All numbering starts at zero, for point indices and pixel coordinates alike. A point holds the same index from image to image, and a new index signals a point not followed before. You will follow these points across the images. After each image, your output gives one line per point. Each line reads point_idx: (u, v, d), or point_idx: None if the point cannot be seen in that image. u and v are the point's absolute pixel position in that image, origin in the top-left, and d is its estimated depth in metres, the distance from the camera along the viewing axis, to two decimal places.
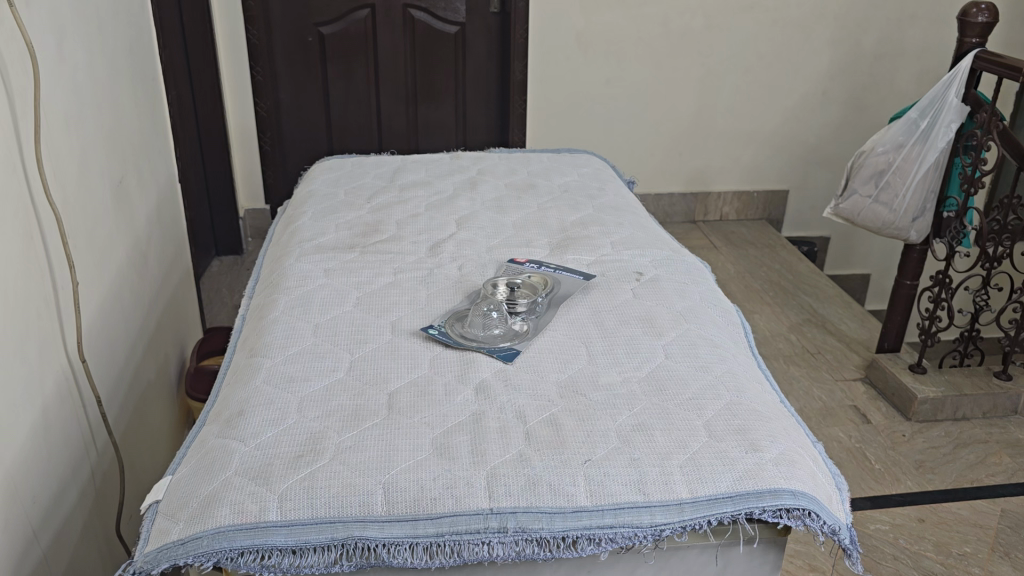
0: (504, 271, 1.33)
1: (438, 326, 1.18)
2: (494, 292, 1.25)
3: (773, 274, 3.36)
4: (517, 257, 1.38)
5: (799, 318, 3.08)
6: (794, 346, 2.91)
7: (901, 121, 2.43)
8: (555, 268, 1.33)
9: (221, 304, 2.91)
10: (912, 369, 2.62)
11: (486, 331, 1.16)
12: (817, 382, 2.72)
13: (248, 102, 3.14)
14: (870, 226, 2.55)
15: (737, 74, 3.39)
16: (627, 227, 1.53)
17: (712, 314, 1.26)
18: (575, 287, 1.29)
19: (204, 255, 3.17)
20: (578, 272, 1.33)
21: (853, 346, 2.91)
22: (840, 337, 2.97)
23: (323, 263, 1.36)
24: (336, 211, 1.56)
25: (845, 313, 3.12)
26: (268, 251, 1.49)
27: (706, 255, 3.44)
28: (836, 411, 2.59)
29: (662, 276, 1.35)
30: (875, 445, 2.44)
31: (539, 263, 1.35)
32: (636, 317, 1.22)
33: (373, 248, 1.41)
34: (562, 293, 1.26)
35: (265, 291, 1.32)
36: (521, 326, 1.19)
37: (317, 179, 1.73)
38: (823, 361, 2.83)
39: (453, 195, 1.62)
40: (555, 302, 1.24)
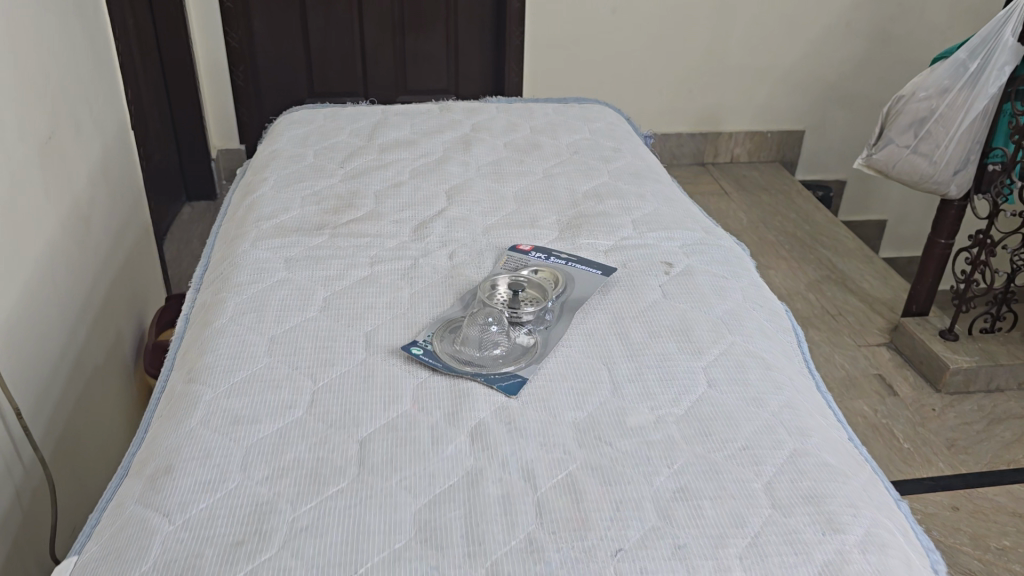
0: (505, 262, 1.09)
1: (423, 342, 0.94)
2: (492, 295, 1.01)
3: (788, 224, 3.12)
4: (520, 243, 1.14)
5: (817, 274, 2.85)
6: (813, 307, 2.68)
7: (947, 62, 2.14)
8: (567, 260, 1.10)
9: (190, 258, 2.66)
10: (943, 336, 2.41)
11: (483, 351, 0.93)
12: (838, 348, 2.51)
13: (218, 33, 2.84)
14: (905, 179, 2.29)
15: (755, 5, 3.09)
16: (651, 201, 1.28)
17: (758, 321, 1.03)
18: (593, 284, 1.05)
19: (173, 201, 2.91)
20: (596, 264, 1.10)
21: (875, 306, 2.69)
22: (861, 296, 2.75)
23: (283, 250, 1.12)
24: (303, 180, 1.31)
25: (866, 268, 2.89)
26: (221, 229, 1.25)
27: (716, 203, 3.19)
28: (859, 380, 2.38)
29: (696, 268, 1.11)
30: (903, 421, 2.24)
31: (548, 253, 1.12)
32: (667, 329, 0.98)
33: (345, 231, 1.16)
34: (575, 296, 1.03)
35: (213, 287, 1.08)
36: (527, 342, 0.95)
37: (283, 136, 1.47)
38: (844, 324, 2.61)
39: (442, 158, 1.37)
40: (568, 308, 1.01)
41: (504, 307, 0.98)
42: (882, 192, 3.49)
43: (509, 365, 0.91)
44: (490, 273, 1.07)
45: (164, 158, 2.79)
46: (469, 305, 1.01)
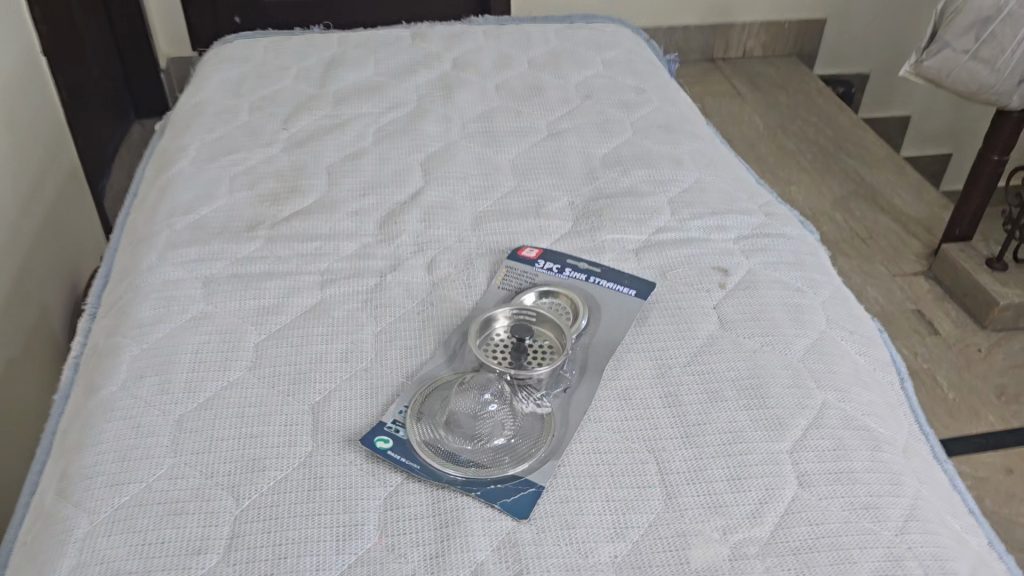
0: (505, 281, 0.81)
1: (392, 426, 0.67)
2: (489, 346, 0.74)
3: (812, 130, 2.54)
4: (523, 246, 0.86)
5: (843, 189, 2.35)
6: (840, 229, 2.23)
7: None
8: (587, 276, 0.82)
9: None
10: (990, 266, 1.98)
11: (477, 439, 0.66)
12: (869, 278, 2.07)
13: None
14: None
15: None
16: (689, 169, 0.97)
17: (850, 358, 0.76)
18: (626, 314, 0.78)
19: None
20: (627, 279, 0.81)
21: (910, 227, 2.24)
22: (894, 214, 2.28)
23: (204, 267, 0.83)
24: (234, 150, 1.00)
25: (900, 181, 2.38)
26: (129, 225, 0.95)
27: (730, 108, 2.60)
28: (894, 316, 1.99)
29: (760, 276, 0.83)
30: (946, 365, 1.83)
31: (561, 262, 0.83)
32: (731, 387, 0.71)
33: (287, 233, 0.87)
34: (601, 341, 0.75)
35: (108, 327, 0.80)
36: (539, 418, 0.69)
37: (210, 82, 1.15)
38: (875, 249, 2.17)
39: (416, 113, 1.05)
40: (594, 359, 0.73)
41: (507, 369, 0.71)
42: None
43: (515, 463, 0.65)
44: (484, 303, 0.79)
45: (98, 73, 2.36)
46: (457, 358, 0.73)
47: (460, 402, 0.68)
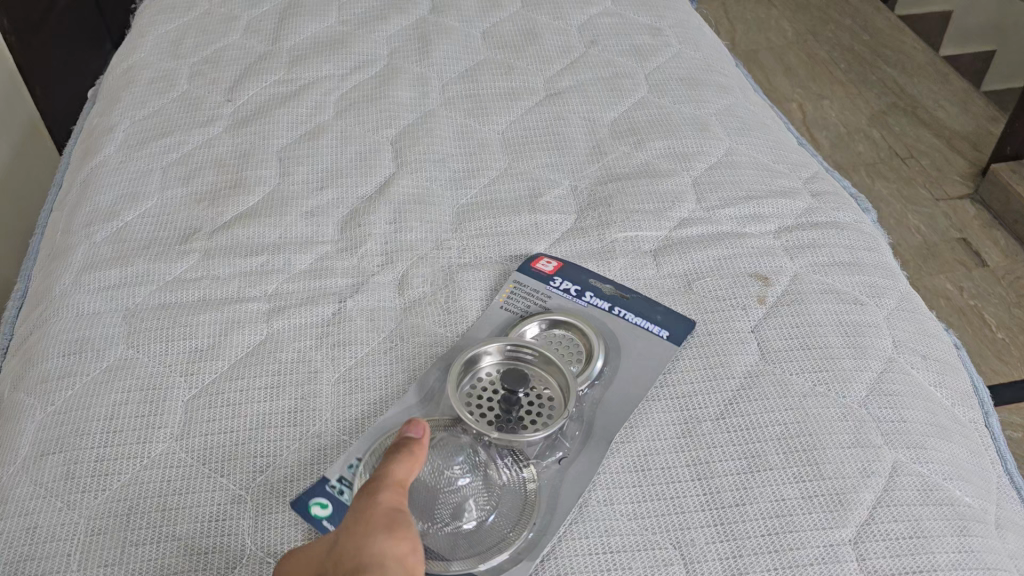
0: (510, 300, 0.66)
1: (335, 484, 0.56)
2: (474, 389, 0.59)
3: (844, 35, 2.24)
4: (543, 253, 0.70)
5: (881, 103, 2.03)
6: (879, 150, 1.90)
7: None
8: (611, 307, 0.65)
9: None
10: None
11: (436, 521, 0.52)
12: (911, 205, 1.77)
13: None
14: None
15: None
16: (718, 136, 0.80)
17: (924, 394, 0.61)
18: (646, 357, 0.62)
19: None
20: (659, 313, 0.65)
21: (955, 143, 1.92)
22: (936, 129, 1.96)
23: (126, 294, 0.69)
24: (169, 130, 0.84)
25: (941, 89, 2.07)
26: (49, 231, 0.81)
27: (752, 12, 2.34)
28: (937, 247, 1.68)
29: (808, 284, 0.67)
30: (993, 302, 1.56)
31: (582, 281, 0.67)
32: (775, 448, 0.56)
33: (227, 243, 0.72)
34: (617, 395, 0.60)
35: (13, 375, 0.66)
36: (519, 492, 0.55)
37: (148, 39, 0.97)
38: (918, 169, 1.85)
39: (387, 74, 0.88)
40: (604, 420, 0.58)
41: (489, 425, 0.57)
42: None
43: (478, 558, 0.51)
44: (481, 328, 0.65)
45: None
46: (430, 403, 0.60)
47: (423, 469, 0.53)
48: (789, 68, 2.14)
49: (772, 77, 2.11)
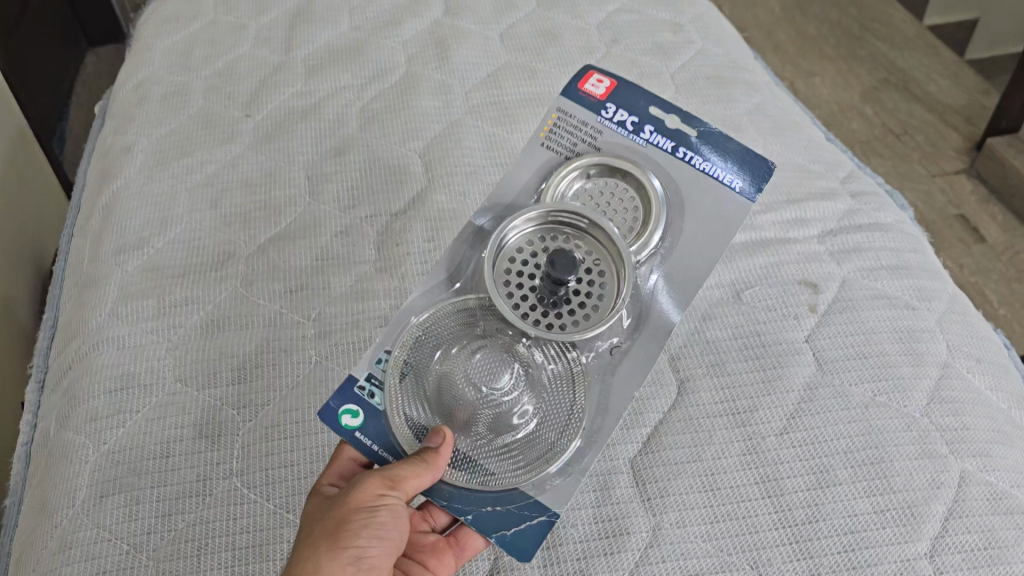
0: (556, 136, 0.61)
1: (363, 385, 0.55)
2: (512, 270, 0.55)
3: (833, 9, 2.22)
4: (592, 66, 0.62)
5: (873, 78, 2.00)
6: (874, 126, 1.87)
7: None
8: (674, 148, 0.60)
9: None
10: None
11: (477, 429, 0.54)
12: (910, 181, 1.74)
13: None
14: None
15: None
16: (751, 137, 0.80)
17: (983, 401, 0.61)
18: (707, 216, 0.59)
19: None
20: (729, 160, 0.60)
21: (948, 116, 1.90)
22: (927, 102, 1.94)
23: (166, 325, 0.68)
24: (189, 150, 0.82)
25: (932, 63, 2.05)
26: (73, 259, 0.79)
27: None
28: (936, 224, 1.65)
29: (858, 290, 0.67)
30: (994, 278, 1.53)
31: (638, 112, 0.61)
32: (841, 463, 0.56)
33: (262, 266, 0.72)
34: (674, 269, 0.58)
35: (58, 412, 0.65)
36: (563, 381, 0.56)
37: (152, 51, 0.95)
38: (915, 145, 1.82)
39: (406, 82, 0.86)
40: (659, 303, 0.57)
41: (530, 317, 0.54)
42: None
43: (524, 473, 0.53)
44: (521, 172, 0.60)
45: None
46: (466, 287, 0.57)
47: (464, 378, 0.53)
48: (778, 45, 2.11)
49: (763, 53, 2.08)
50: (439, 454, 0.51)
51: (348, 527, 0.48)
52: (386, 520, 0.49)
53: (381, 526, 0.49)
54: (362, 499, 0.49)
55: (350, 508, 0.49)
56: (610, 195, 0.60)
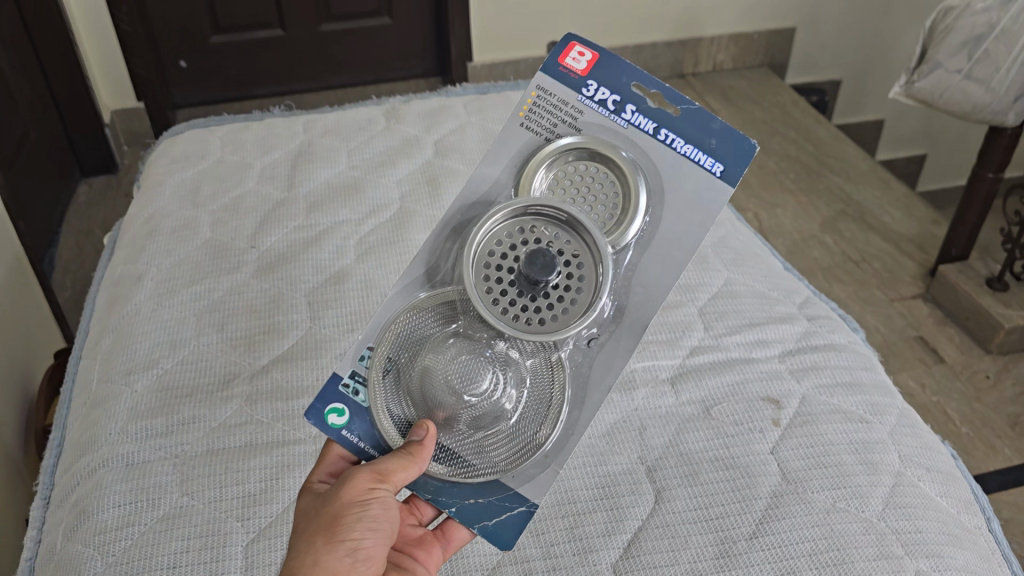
0: (536, 116, 0.68)
1: (347, 385, 0.66)
2: (493, 265, 0.61)
3: (791, 147, 2.39)
4: (575, 43, 0.69)
5: (831, 210, 2.13)
6: (834, 254, 1.98)
7: None
8: (655, 127, 0.68)
9: (93, 252, 2.03)
10: (991, 286, 1.74)
11: (460, 424, 0.64)
12: (870, 306, 1.82)
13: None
14: (954, 112, 1.65)
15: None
16: (714, 269, 0.92)
17: (933, 506, 0.68)
18: (687, 203, 0.67)
19: (65, 177, 2.23)
20: (712, 139, 0.67)
21: (903, 245, 2.02)
22: (883, 232, 2.06)
23: (174, 442, 0.72)
24: (198, 279, 0.88)
25: (885, 196, 2.19)
26: (81, 380, 0.84)
27: None
28: (897, 344, 1.72)
29: (815, 407, 0.75)
30: (955, 396, 1.59)
31: (618, 92, 0.69)
32: (807, 562, 0.63)
33: (267, 386, 0.77)
34: (652, 259, 0.66)
35: (66, 526, 0.68)
36: (545, 371, 0.64)
37: (164, 188, 1.02)
38: (873, 271, 1.92)
39: (400, 218, 0.94)
40: (638, 299, 0.65)
41: (508, 309, 0.60)
42: (895, 111, 2.82)
43: (507, 466, 0.64)
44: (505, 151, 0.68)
45: (43, 133, 2.10)
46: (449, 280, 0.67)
47: (446, 375, 0.62)
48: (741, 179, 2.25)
49: None
50: (422, 448, 0.61)
51: (345, 520, 0.59)
52: (377, 512, 0.60)
53: (373, 518, 0.59)
54: (356, 494, 0.59)
55: (346, 503, 0.59)
56: (589, 178, 0.66)
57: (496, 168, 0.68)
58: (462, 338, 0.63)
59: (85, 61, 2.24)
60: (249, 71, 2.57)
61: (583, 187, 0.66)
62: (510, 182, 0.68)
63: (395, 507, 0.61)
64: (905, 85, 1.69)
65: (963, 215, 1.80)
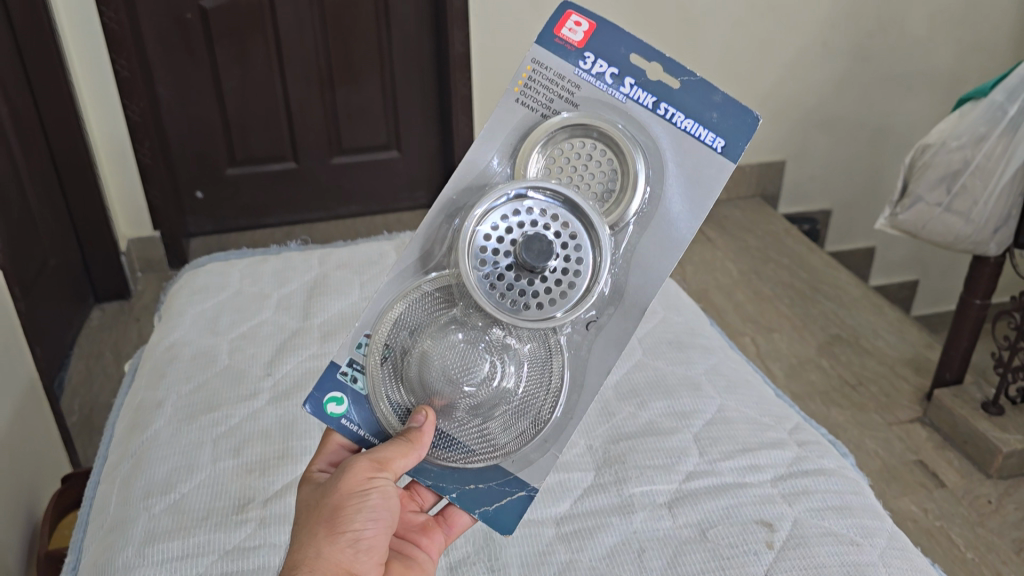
0: (532, 92, 0.74)
1: (346, 374, 0.75)
2: (491, 248, 0.66)
3: (784, 273, 2.46)
4: (571, 11, 0.74)
5: (826, 334, 2.19)
6: (831, 378, 2.01)
7: (981, 102, 1.60)
8: (655, 102, 0.74)
9: (103, 378, 2.06)
10: (986, 409, 1.78)
11: (457, 412, 0.73)
12: (869, 429, 1.84)
13: (112, 85, 2.25)
14: (936, 241, 1.73)
15: (753, 20, 2.54)
16: (708, 395, 0.97)
17: None
18: (688, 181, 0.74)
19: (79, 304, 2.28)
20: (714, 114, 0.74)
21: (899, 369, 2.06)
22: (878, 356, 2.11)
23: (190, 560, 0.75)
24: (215, 406, 0.93)
25: (879, 321, 2.25)
26: (95, 503, 0.86)
27: (698, 252, 2.55)
28: (898, 467, 1.73)
29: (808, 529, 0.78)
30: (958, 520, 1.59)
31: (615, 65, 0.74)
32: None
33: (281, 509, 0.80)
34: (653, 237, 0.73)
35: None
36: (543, 353, 0.72)
37: (183, 317, 1.08)
38: (870, 395, 1.96)
39: None
40: (637, 277, 0.73)
41: (507, 291, 0.66)
42: (885, 239, 2.93)
43: (505, 452, 0.75)
44: (504, 127, 0.74)
45: (60, 260, 2.17)
46: (443, 266, 0.73)
47: (446, 364, 0.70)
48: (738, 304, 2.31)
49: (724, 313, 2.26)
50: (421, 434, 0.71)
51: (346, 511, 0.69)
52: (376, 502, 0.69)
53: (372, 509, 0.69)
54: (357, 485, 0.69)
55: (348, 494, 0.69)
56: (587, 156, 0.72)
57: (492, 149, 0.74)
58: (462, 327, 0.71)
59: (105, 191, 2.35)
60: (261, 201, 2.68)
61: (579, 164, 0.72)
62: (508, 160, 0.73)
63: (392, 492, 0.71)
64: (889, 216, 1.78)
65: (954, 339, 1.85)
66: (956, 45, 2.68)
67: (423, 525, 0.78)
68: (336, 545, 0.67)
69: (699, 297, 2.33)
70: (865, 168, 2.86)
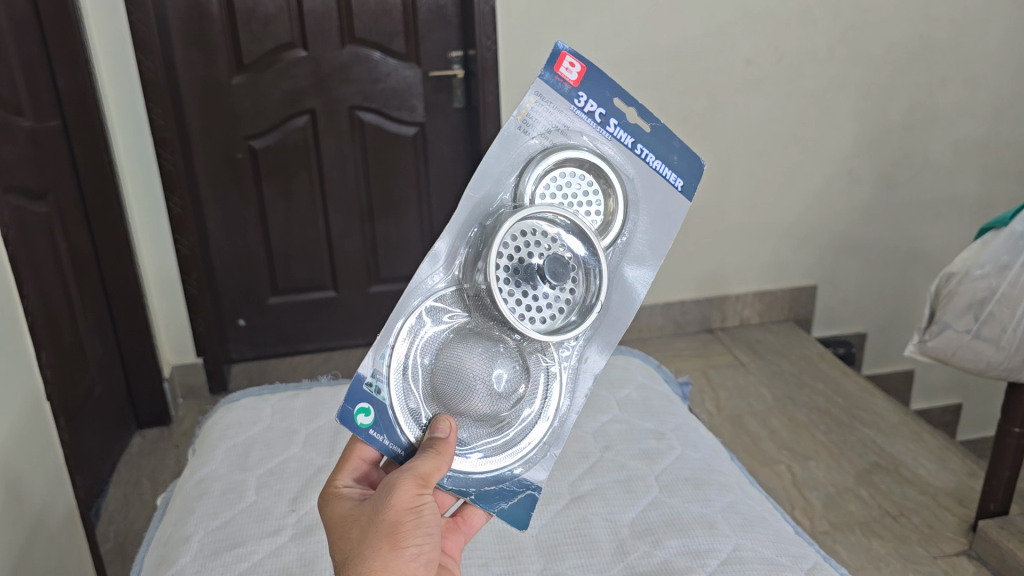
0: (534, 118, 0.79)
1: (370, 385, 0.78)
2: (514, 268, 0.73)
3: (820, 399, 2.44)
4: (567, 50, 0.79)
5: (864, 462, 2.15)
6: (871, 508, 1.96)
7: (1001, 234, 1.63)
8: (634, 141, 0.81)
9: (139, 507, 2.08)
10: None
11: (467, 422, 0.79)
12: (911, 562, 1.78)
13: (165, 219, 2.38)
14: (970, 369, 1.70)
15: (778, 151, 2.62)
16: (725, 534, 0.98)
17: None
18: (659, 214, 0.83)
19: (121, 430, 2.33)
20: (676, 156, 0.83)
21: (941, 498, 2.00)
22: (919, 485, 2.05)
23: None
24: (240, 542, 0.95)
25: (918, 449, 2.21)
26: None
27: (731, 378, 2.55)
28: None
29: None
30: None
31: (602, 106, 0.80)
32: None
33: None
34: (632, 257, 0.82)
35: None
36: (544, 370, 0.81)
37: (215, 452, 1.12)
38: (911, 526, 1.90)
39: None
40: (621, 295, 0.82)
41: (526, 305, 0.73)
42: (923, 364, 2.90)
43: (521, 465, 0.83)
44: (508, 154, 0.78)
45: (106, 389, 2.24)
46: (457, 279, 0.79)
47: (462, 375, 0.76)
48: (772, 431, 2.28)
49: (760, 441, 2.24)
50: (447, 442, 0.76)
51: (405, 530, 0.72)
52: (428, 517, 0.74)
53: (428, 521, 0.74)
54: (411, 502, 0.73)
55: (402, 511, 0.73)
56: (584, 185, 0.79)
57: (498, 171, 0.78)
58: (479, 342, 0.77)
59: (152, 316, 2.45)
60: (300, 328, 2.76)
61: (573, 192, 0.79)
62: (508, 181, 0.78)
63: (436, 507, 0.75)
64: (918, 343, 1.76)
65: (996, 471, 1.80)
66: (980, 172, 2.73)
67: (446, 526, 0.87)
68: (400, 561, 0.71)
69: (733, 424, 2.32)
70: (898, 293, 2.87)
